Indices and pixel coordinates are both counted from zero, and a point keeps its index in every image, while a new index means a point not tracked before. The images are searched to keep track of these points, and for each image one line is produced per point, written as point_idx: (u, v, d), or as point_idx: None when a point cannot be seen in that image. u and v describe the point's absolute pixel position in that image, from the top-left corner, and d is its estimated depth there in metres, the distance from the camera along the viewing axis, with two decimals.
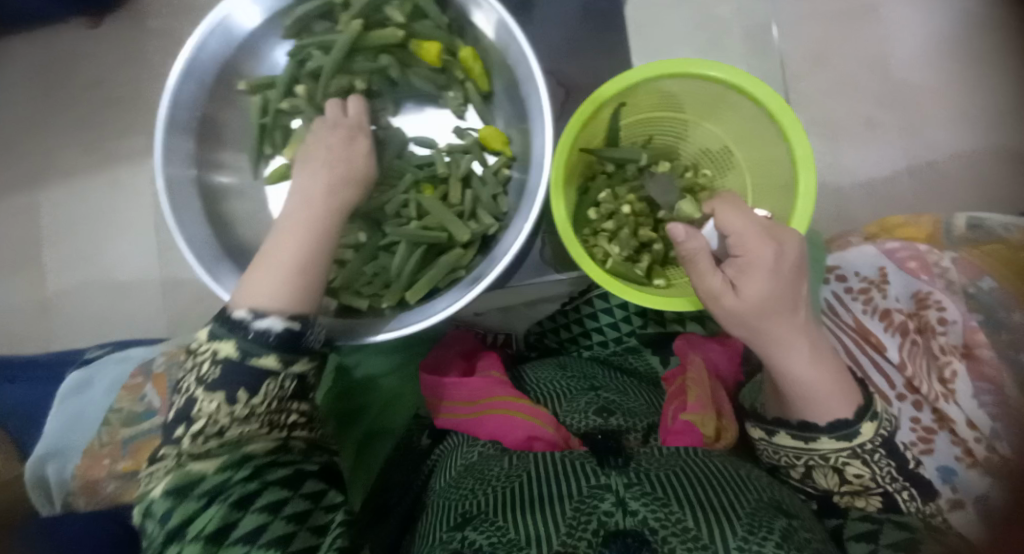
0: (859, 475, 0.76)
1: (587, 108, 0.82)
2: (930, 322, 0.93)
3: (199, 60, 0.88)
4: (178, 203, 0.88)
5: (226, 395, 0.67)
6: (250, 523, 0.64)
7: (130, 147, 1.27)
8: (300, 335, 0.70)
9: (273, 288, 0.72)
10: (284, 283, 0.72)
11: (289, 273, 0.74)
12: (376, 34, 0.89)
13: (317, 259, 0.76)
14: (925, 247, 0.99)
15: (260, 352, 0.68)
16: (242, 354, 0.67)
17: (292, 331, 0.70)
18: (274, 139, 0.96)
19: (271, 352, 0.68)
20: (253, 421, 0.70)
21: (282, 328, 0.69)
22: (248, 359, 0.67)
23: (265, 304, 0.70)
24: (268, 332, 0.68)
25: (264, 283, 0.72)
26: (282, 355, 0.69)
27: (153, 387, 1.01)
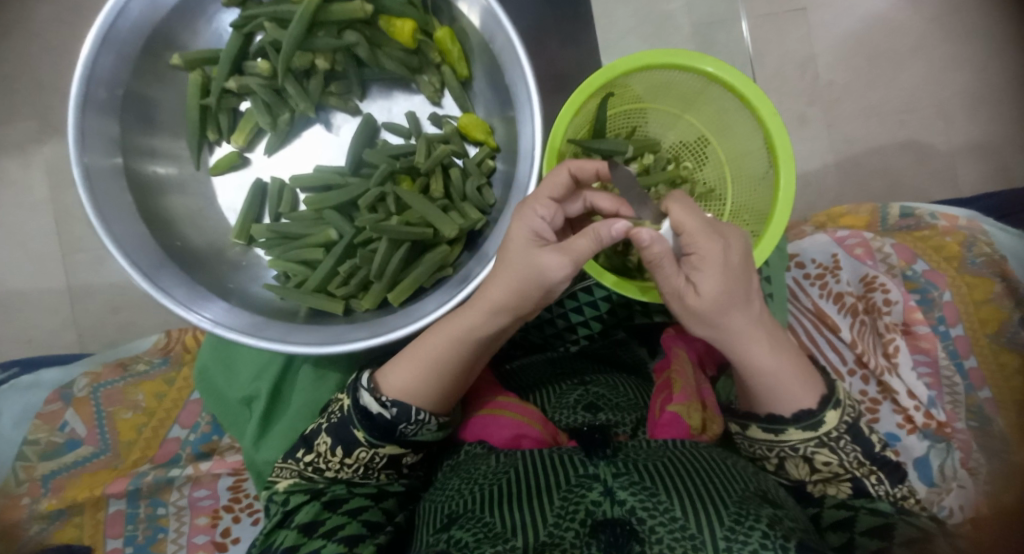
0: (828, 463, 0.76)
1: (576, 99, 0.80)
2: (877, 304, 1.01)
3: (117, 28, 0.74)
4: (100, 201, 0.74)
5: (335, 448, 0.74)
6: (315, 545, 0.72)
7: (11, 136, 1.11)
8: (393, 426, 0.72)
9: (401, 381, 0.73)
10: (420, 382, 0.73)
11: (423, 369, 0.73)
12: (339, 9, 0.80)
13: (455, 362, 0.74)
14: (869, 234, 1.06)
15: (355, 424, 0.73)
16: (348, 418, 0.73)
17: (383, 420, 0.72)
18: (219, 124, 0.85)
19: (362, 429, 0.72)
20: (350, 470, 0.76)
21: (376, 414, 0.72)
22: (348, 426, 0.73)
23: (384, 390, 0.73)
24: (369, 409, 0.72)
25: (400, 379, 0.74)
26: (370, 436, 0.72)
27: (75, 415, 0.91)
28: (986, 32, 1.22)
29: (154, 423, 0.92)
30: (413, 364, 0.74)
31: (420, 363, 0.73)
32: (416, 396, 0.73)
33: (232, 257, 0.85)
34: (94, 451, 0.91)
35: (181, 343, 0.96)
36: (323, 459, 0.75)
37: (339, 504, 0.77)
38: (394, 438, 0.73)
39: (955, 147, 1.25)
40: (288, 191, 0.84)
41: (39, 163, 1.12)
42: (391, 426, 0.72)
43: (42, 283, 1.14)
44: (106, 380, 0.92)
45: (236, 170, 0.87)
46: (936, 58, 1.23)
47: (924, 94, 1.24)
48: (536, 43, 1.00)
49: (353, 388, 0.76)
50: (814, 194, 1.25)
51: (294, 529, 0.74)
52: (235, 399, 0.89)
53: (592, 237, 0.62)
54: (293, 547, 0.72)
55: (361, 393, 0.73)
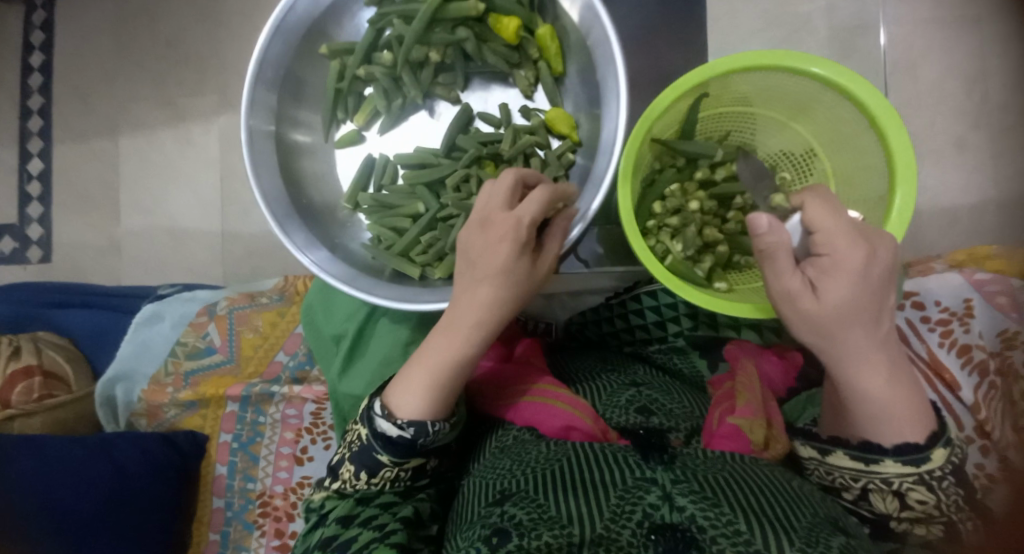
0: (923, 502, 0.69)
1: (665, 99, 0.78)
2: (1014, 365, 0.83)
3: (287, 21, 0.90)
4: (257, 158, 0.90)
5: (359, 469, 0.76)
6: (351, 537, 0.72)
7: (203, 108, 1.39)
8: (412, 442, 0.73)
9: (412, 398, 0.72)
10: (429, 401, 0.72)
11: (434, 389, 0.72)
12: (456, 8, 0.89)
13: (456, 377, 0.72)
14: (1018, 281, 0.89)
15: (377, 449, 0.73)
16: (369, 445, 0.73)
17: (404, 437, 0.72)
18: (347, 104, 1.00)
19: (386, 454, 0.73)
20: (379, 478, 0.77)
21: (396, 435, 0.72)
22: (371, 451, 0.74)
23: (399, 416, 0.72)
24: (387, 434, 0.72)
25: (412, 400, 0.72)
26: (393, 458, 0.74)
27: (215, 327, 1.12)
28: None
29: (267, 345, 1.11)
30: (426, 387, 0.72)
31: (425, 380, 0.72)
32: (430, 414, 0.72)
33: (340, 217, 1.00)
34: (222, 359, 1.11)
35: (294, 286, 1.14)
36: (346, 484, 0.77)
37: (370, 499, 0.77)
38: (416, 449, 0.74)
39: None
40: (391, 166, 0.96)
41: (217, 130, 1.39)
42: (411, 441, 0.73)
43: (200, 225, 1.40)
44: (238, 304, 1.12)
45: (356, 147, 1.01)
46: None
47: None
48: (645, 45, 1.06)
49: (366, 416, 0.75)
50: (943, 229, 1.12)
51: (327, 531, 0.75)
52: (327, 334, 1.03)
53: (513, 223, 0.67)
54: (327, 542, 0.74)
55: (377, 421, 0.73)
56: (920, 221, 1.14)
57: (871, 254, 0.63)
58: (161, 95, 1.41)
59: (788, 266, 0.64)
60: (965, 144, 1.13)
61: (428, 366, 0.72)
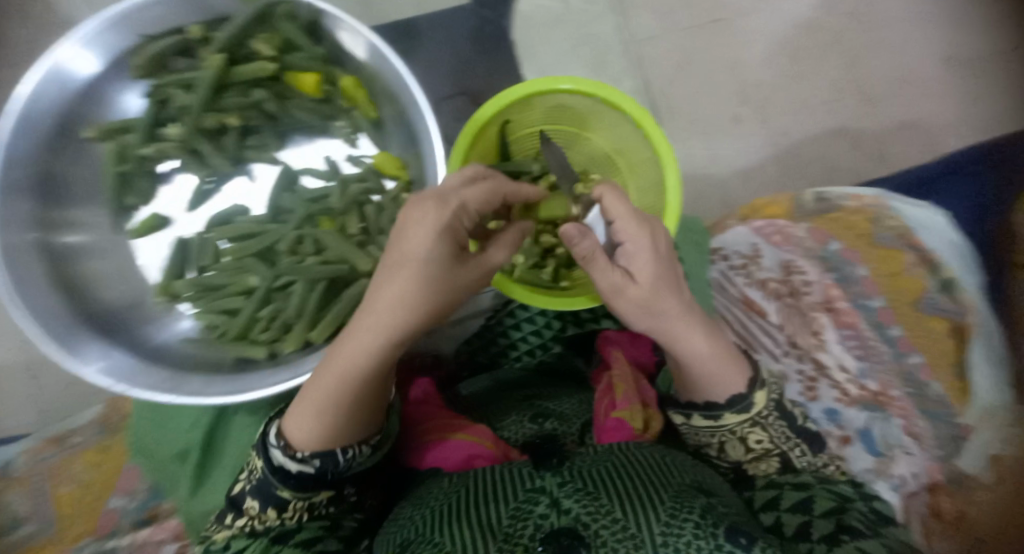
0: (761, 440, 0.82)
1: (470, 128, 0.86)
2: (797, 286, 1.06)
3: (33, 112, 0.78)
4: (19, 275, 0.77)
5: (261, 503, 0.71)
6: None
7: None
8: (318, 475, 0.69)
9: (303, 432, 0.68)
10: (318, 426, 0.67)
11: (326, 414, 0.67)
12: (246, 68, 0.86)
13: (355, 397, 0.66)
14: (785, 221, 1.11)
15: (277, 487, 0.69)
16: (266, 485, 0.70)
17: (308, 471, 0.69)
18: (138, 188, 0.88)
19: (286, 489, 0.69)
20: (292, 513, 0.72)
21: (299, 471, 0.69)
22: (271, 490, 0.69)
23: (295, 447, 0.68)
24: (286, 467, 0.69)
25: (303, 428, 0.68)
26: (296, 492, 0.70)
27: (18, 493, 0.90)
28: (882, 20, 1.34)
29: (95, 491, 0.90)
30: (313, 416, 0.67)
31: (310, 410, 0.67)
32: (316, 444, 0.68)
33: (152, 314, 0.87)
34: (34, 529, 0.88)
35: (121, 411, 0.97)
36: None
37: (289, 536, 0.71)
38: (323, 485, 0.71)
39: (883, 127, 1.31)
40: (211, 244, 0.87)
41: None
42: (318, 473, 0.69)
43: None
44: (46, 453, 0.93)
45: (159, 231, 0.89)
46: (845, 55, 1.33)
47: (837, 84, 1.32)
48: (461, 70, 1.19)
49: (262, 446, 0.70)
50: (749, 186, 1.28)
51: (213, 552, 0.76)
52: (170, 452, 0.90)
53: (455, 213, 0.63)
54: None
55: (272, 451, 0.69)
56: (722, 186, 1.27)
57: (653, 237, 0.75)
58: None
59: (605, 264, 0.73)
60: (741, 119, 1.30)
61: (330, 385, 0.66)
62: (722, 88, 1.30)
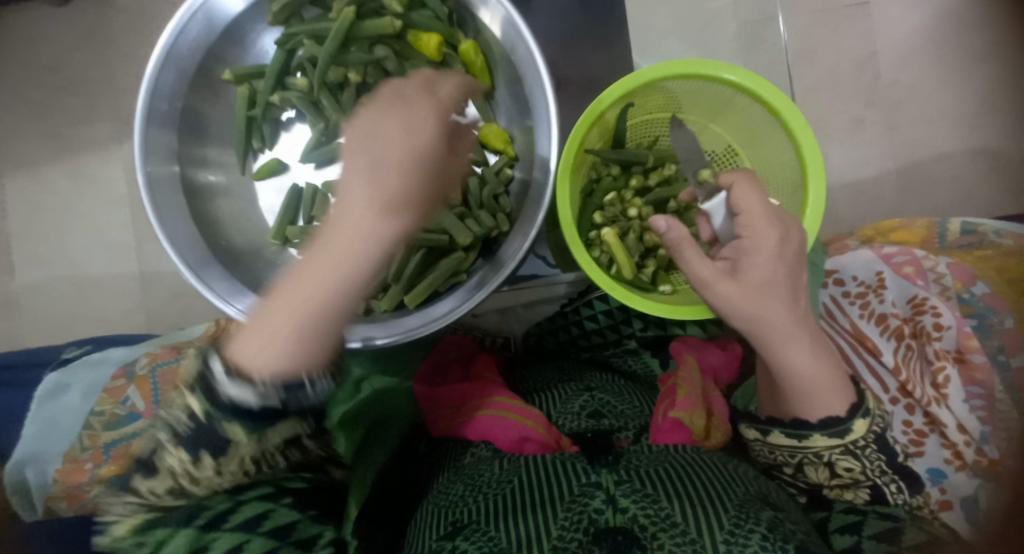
0: (851, 469, 0.76)
1: (592, 110, 0.78)
2: (925, 328, 0.93)
3: (178, 48, 0.82)
4: (159, 202, 0.82)
5: (199, 454, 0.59)
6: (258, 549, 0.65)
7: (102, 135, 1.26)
8: (284, 409, 0.59)
9: (266, 350, 0.57)
10: (285, 343, 0.57)
11: (295, 336, 0.57)
12: (370, 24, 0.85)
13: (332, 314, 0.59)
14: (921, 252, 0.98)
15: (229, 427, 0.58)
16: (211, 426, 0.58)
17: (271, 406, 0.58)
18: (263, 132, 0.93)
19: (240, 428, 0.58)
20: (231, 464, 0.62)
21: (258, 403, 0.57)
22: (220, 427, 0.58)
23: (248, 373, 0.56)
24: (238, 403, 0.57)
25: (263, 345, 0.57)
26: (251, 431, 0.59)
27: (136, 390, 1.01)
28: None
29: None
30: (273, 329, 0.57)
31: (287, 319, 0.57)
32: (281, 363, 0.57)
33: (267, 256, 0.93)
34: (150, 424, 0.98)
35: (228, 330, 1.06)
36: (188, 475, 0.61)
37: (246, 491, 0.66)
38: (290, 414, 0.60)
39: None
40: (320, 196, 0.90)
41: (120, 160, 1.28)
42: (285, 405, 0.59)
43: (115, 269, 1.28)
44: (162, 360, 1.03)
45: (277, 176, 0.94)
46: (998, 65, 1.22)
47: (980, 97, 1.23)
48: (567, 48, 1.07)
49: (208, 382, 0.56)
50: (870, 204, 1.21)
51: (128, 533, 0.61)
52: None
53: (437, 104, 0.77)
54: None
55: (221, 387, 0.56)
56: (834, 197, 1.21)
57: (784, 238, 0.69)
58: (62, 134, 1.29)
59: (693, 251, 0.72)
60: (866, 122, 1.21)
61: (291, 303, 0.59)
62: (852, 87, 1.21)
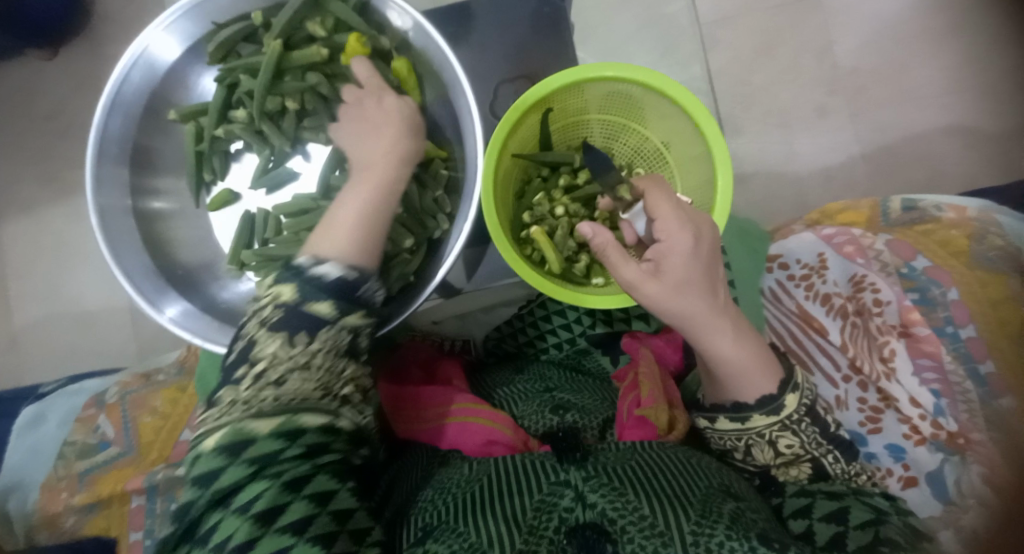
0: (790, 445, 0.79)
1: (509, 118, 0.82)
2: (867, 304, 0.95)
3: (123, 94, 0.89)
4: (112, 237, 0.88)
5: (286, 336, 0.63)
6: (296, 513, 0.60)
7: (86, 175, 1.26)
8: (355, 286, 0.67)
9: (338, 244, 0.69)
10: (351, 238, 0.70)
11: (356, 233, 0.71)
12: (299, 54, 0.90)
13: (377, 223, 0.74)
14: (860, 231, 1.01)
15: (314, 299, 0.64)
16: (299, 299, 0.64)
17: (349, 280, 0.66)
18: (212, 165, 0.97)
19: (326, 302, 0.65)
20: (312, 378, 0.64)
21: (340, 276, 0.66)
22: (304, 305, 0.64)
23: (327, 256, 0.68)
24: (323, 278, 0.65)
25: (331, 240, 0.69)
26: (337, 308, 0.65)
27: (106, 419, 1.03)
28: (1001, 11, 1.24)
29: (170, 425, 1.05)
30: (340, 233, 0.71)
31: (347, 228, 0.71)
32: (347, 253, 0.68)
33: (223, 280, 0.97)
34: (121, 451, 1.02)
35: (194, 356, 1.13)
36: (264, 390, 0.63)
37: (299, 484, 0.61)
38: (360, 305, 0.68)
39: (998, 130, 1.22)
40: (271, 218, 0.95)
41: None
42: (355, 287, 0.67)
43: (105, 304, 1.26)
44: (132, 387, 1.07)
45: (229, 207, 0.98)
46: (960, 46, 1.24)
47: (946, 78, 1.25)
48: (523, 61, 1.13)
49: (297, 280, 0.65)
50: (845, 188, 1.24)
51: (213, 452, 0.61)
52: None
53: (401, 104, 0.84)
54: (247, 545, 0.57)
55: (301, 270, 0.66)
56: (805, 182, 1.24)
57: (698, 234, 0.73)
58: (38, 175, 1.27)
59: (623, 257, 0.73)
60: (829, 109, 1.25)
61: (348, 226, 0.72)
62: (815, 76, 1.26)
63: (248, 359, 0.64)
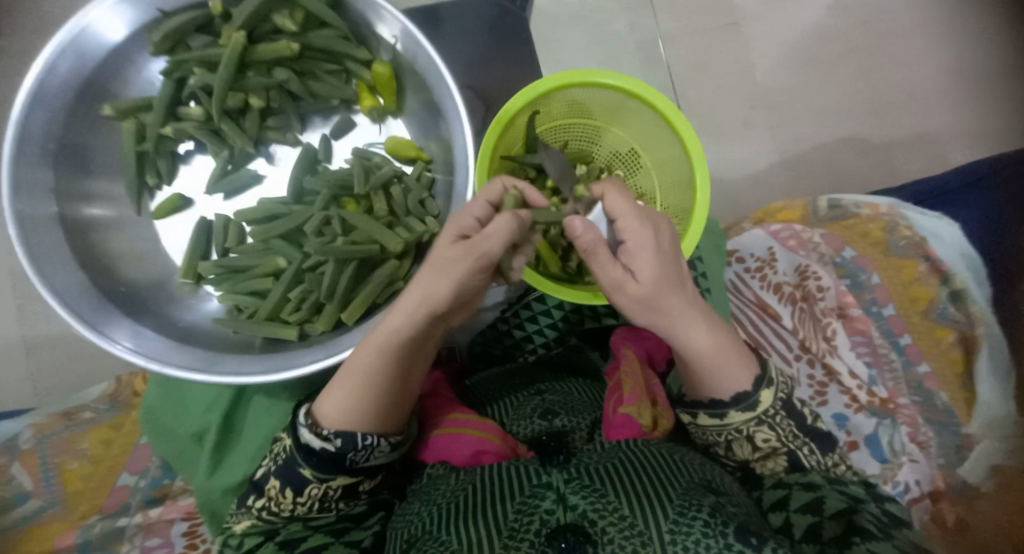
0: (767, 439, 0.76)
1: (500, 120, 0.83)
2: (812, 291, 1.08)
3: (48, 84, 0.77)
4: (35, 249, 0.75)
5: (282, 486, 0.74)
6: None
7: None
8: (340, 456, 0.71)
9: (343, 411, 0.71)
10: (352, 409, 0.71)
11: (358, 399, 0.71)
12: (266, 47, 0.84)
13: (377, 385, 0.71)
14: (801, 226, 1.13)
15: (302, 464, 0.72)
16: (291, 460, 0.72)
17: (331, 452, 0.71)
18: (158, 167, 0.87)
19: (308, 467, 0.72)
20: (306, 504, 0.75)
21: (322, 451, 0.71)
22: (295, 468, 0.72)
23: (325, 423, 0.71)
24: (312, 446, 0.71)
25: (334, 406, 0.72)
26: (316, 472, 0.72)
27: (23, 467, 0.91)
28: (904, 25, 1.34)
29: (103, 469, 0.94)
30: (344, 393, 0.71)
31: (346, 392, 0.71)
32: (356, 421, 0.71)
33: (180, 298, 0.86)
34: (42, 505, 0.91)
35: (130, 387, 0.99)
36: (275, 502, 0.75)
37: (297, 542, 0.76)
38: (344, 468, 0.73)
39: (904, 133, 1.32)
40: (232, 226, 0.86)
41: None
42: (340, 456, 0.72)
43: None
44: (51, 430, 0.94)
45: (179, 213, 0.88)
46: (850, 70, 1.35)
47: (850, 96, 1.34)
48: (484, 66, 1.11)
49: (292, 426, 0.75)
50: (763, 192, 1.33)
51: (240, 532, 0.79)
52: (189, 434, 0.90)
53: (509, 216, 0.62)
54: None
55: (301, 430, 0.72)
56: (733, 189, 1.34)
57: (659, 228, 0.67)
58: None
59: (607, 260, 0.65)
60: (750, 124, 1.34)
61: (359, 371, 0.71)
62: (732, 96, 1.34)
63: (256, 491, 0.76)
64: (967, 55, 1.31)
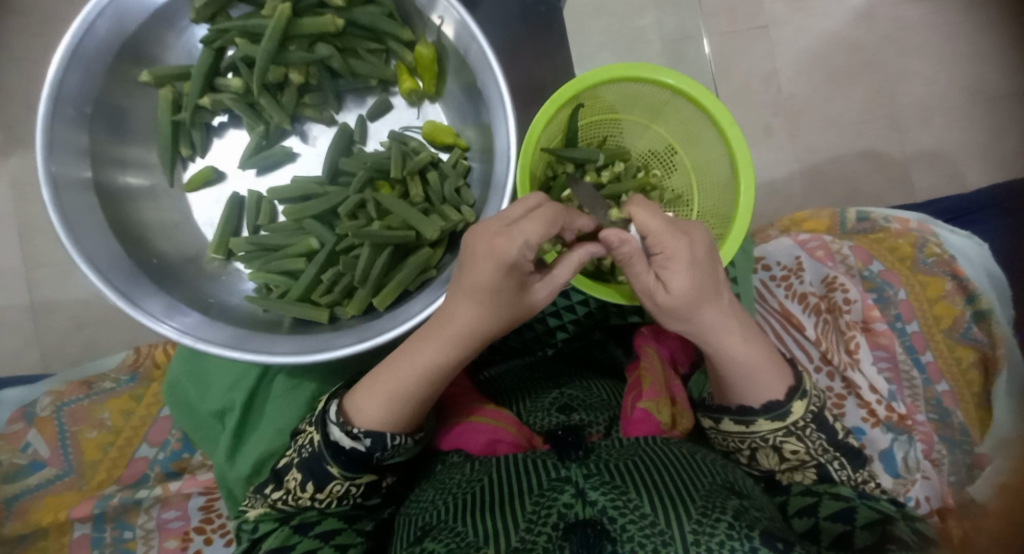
0: (796, 451, 0.75)
1: (547, 109, 0.81)
2: (837, 303, 1.05)
3: (84, 47, 0.75)
4: (69, 215, 0.74)
5: (304, 477, 0.71)
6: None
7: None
8: (367, 456, 0.70)
9: (376, 412, 0.70)
10: (387, 410, 0.70)
11: (395, 402, 0.70)
12: (310, 22, 0.82)
13: (416, 389, 0.70)
14: (829, 237, 1.11)
15: (326, 460, 0.70)
16: (319, 457, 0.70)
17: (360, 452, 0.70)
18: (191, 138, 0.86)
19: (336, 466, 0.70)
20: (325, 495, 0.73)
21: (352, 449, 0.69)
22: (323, 464, 0.70)
23: (356, 422, 0.70)
24: (340, 444, 0.70)
25: (369, 407, 0.70)
26: (344, 470, 0.70)
27: (38, 434, 0.93)
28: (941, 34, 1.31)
29: (120, 442, 0.94)
30: (378, 393, 0.70)
31: (384, 392, 0.70)
32: (389, 424, 0.70)
33: (210, 271, 0.86)
34: (57, 473, 0.93)
35: (150, 358, 0.99)
36: (294, 494, 0.72)
37: (310, 527, 0.73)
38: (368, 468, 0.72)
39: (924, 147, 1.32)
40: (265, 202, 0.85)
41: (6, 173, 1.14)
42: (368, 456, 0.70)
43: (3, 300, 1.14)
44: (70, 397, 0.95)
45: (210, 185, 0.87)
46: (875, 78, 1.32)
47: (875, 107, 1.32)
48: (511, 54, 1.06)
49: (321, 420, 0.72)
50: (781, 202, 1.32)
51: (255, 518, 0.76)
52: (209, 411, 0.90)
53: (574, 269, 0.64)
54: None
55: (331, 427, 0.70)
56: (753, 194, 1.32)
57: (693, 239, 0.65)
58: None
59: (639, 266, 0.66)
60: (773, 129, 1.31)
61: (397, 375, 0.70)
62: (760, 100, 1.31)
63: (276, 477, 0.74)
64: (994, 75, 1.31)
